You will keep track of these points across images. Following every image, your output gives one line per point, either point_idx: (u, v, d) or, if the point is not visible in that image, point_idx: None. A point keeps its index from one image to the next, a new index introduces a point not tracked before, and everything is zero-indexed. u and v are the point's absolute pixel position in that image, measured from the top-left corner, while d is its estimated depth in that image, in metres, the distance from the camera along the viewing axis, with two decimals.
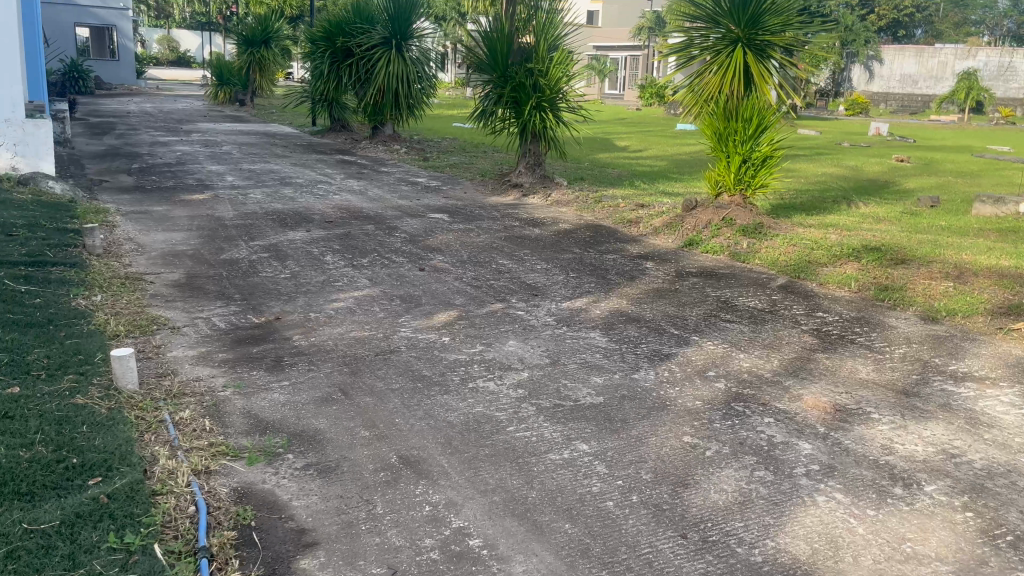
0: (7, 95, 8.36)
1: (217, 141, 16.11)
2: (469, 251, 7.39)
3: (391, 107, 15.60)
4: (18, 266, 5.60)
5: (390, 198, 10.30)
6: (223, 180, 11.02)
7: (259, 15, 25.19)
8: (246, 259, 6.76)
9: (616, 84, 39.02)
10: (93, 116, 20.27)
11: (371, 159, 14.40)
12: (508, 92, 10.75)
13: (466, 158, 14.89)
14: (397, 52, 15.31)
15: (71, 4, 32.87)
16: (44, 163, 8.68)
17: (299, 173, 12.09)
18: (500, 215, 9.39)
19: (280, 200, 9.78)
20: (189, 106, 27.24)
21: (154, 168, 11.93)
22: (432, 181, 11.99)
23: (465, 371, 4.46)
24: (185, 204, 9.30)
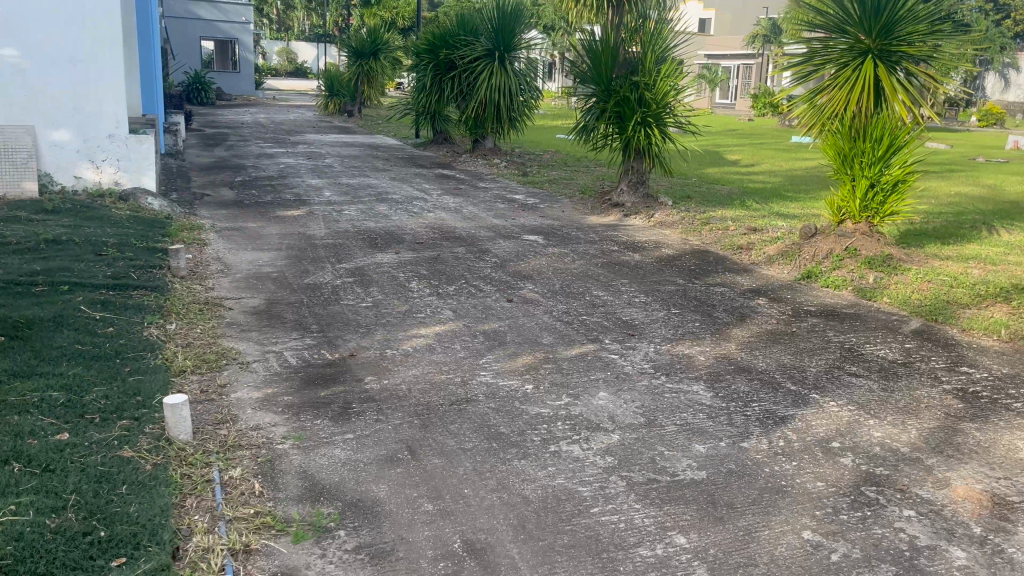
0: (112, 113, 8.51)
1: (321, 154, 16.25)
2: (562, 279, 6.90)
3: (493, 120, 15.27)
4: (99, 288, 5.49)
5: (485, 217, 9.94)
6: (320, 195, 10.95)
7: (369, 28, 25.55)
8: (329, 284, 6.50)
9: (727, 94, 37.73)
10: (209, 128, 20.99)
11: (470, 174, 14.14)
12: (611, 107, 10.20)
13: (567, 173, 14.39)
14: (500, 64, 15.01)
15: (197, 19, 34.45)
16: (146, 178, 8.76)
17: (396, 189, 11.92)
18: (598, 237, 8.85)
19: (373, 218, 9.57)
20: (301, 116, 27.98)
21: (256, 181, 12.03)
22: (530, 198, 11.57)
23: (547, 430, 3.97)
24: (280, 220, 9.21)
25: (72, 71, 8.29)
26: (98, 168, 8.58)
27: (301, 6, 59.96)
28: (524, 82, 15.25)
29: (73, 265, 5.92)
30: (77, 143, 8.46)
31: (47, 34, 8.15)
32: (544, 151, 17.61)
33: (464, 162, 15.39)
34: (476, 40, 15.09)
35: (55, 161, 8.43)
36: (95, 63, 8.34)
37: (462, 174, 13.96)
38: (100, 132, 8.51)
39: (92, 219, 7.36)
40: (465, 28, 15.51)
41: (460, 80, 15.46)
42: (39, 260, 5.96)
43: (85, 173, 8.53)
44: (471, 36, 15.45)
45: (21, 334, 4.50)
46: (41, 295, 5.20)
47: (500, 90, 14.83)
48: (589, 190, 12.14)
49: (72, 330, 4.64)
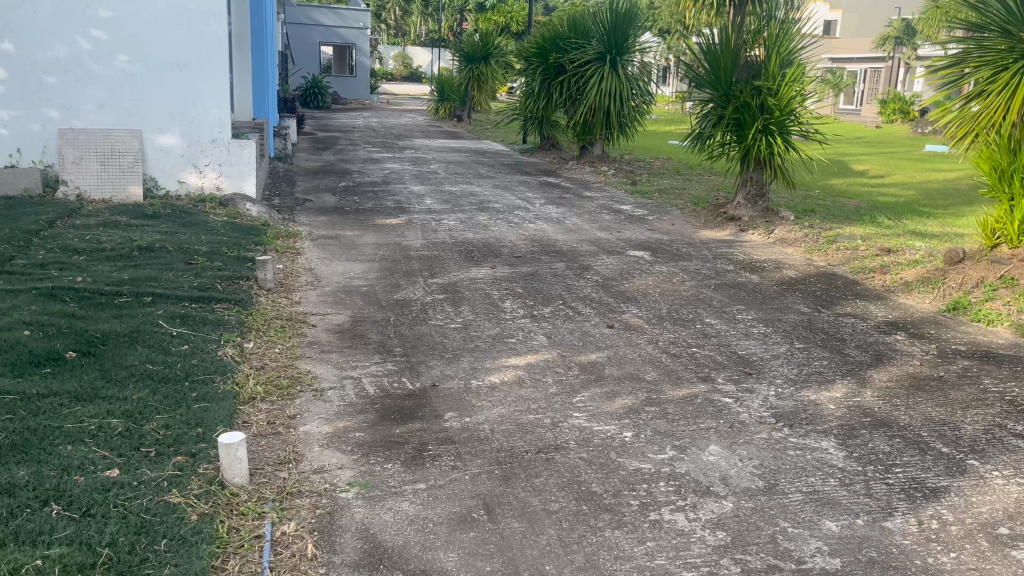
0: (215, 117, 8.50)
1: (427, 159, 16.12)
2: (670, 303, 6.29)
3: (602, 126, 14.70)
4: (182, 300, 5.30)
5: (588, 229, 9.41)
6: (421, 203, 10.71)
7: (481, 32, 25.45)
8: (419, 300, 6.14)
9: (853, 99, 35.67)
10: (321, 132, 21.36)
11: (576, 181, 13.63)
12: (729, 113, 9.47)
13: (678, 182, 13.65)
14: (612, 68, 14.44)
15: (317, 25, 35.43)
16: (247, 184, 8.71)
17: (499, 197, 11.56)
18: (710, 254, 8.17)
19: (472, 228, 9.22)
20: (412, 121, 28.23)
21: (359, 188, 11.94)
22: (638, 210, 10.95)
23: (647, 492, 3.41)
24: (377, 229, 8.99)
25: (178, 75, 8.33)
26: (201, 172, 8.58)
27: (418, 12, 61.03)
28: (636, 86, 14.61)
29: (161, 275, 5.78)
30: (182, 147, 8.47)
31: (156, 39, 8.20)
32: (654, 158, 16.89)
33: (570, 169, 14.90)
34: (587, 43, 14.58)
35: (160, 165, 8.47)
36: (201, 67, 8.35)
37: (568, 182, 13.48)
38: (204, 137, 8.51)
39: (189, 225, 7.31)
40: (576, 32, 15.02)
41: (569, 84, 14.98)
42: (130, 269, 5.86)
43: (189, 178, 8.55)
44: (582, 39, 14.94)
45: (93, 350, 4.31)
46: (123, 307, 5.04)
47: (610, 95, 14.25)
48: (701, 202, 11.38)
49: (145, 348, 4.42)
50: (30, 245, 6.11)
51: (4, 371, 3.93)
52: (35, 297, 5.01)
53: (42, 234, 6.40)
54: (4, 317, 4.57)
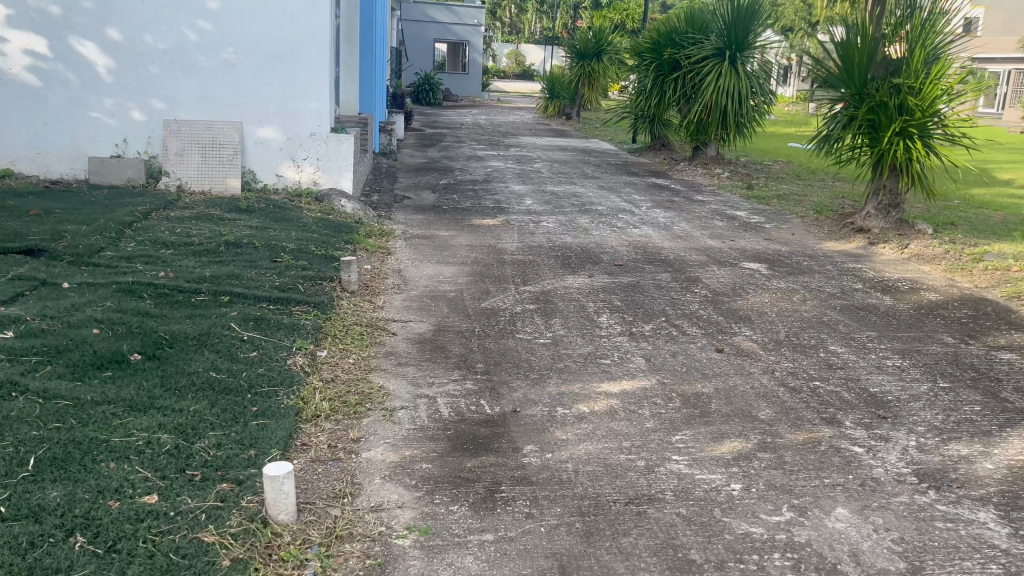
0: (315, 110, 8.32)
1: (532, 158, 15.72)
2: (787, 325, 5.62)
3: (718, 126, 13.87)
4: (259, 302, 5.05)
5: (698, 237, 8.74)
6: (521, 204, 10.30)
7: (594, 28, 24.86)
8: (508, 310, 5.70)
9: (995, 102, 33.02)
10: (429, 128, 21.35)
11: (686, 184, 12.91)
12: (862, 114, 8.58)
13: (798, 188, 12.69)
14: (731, 64, 13.61)
15: (432, 22, 35.67)
16: (344, 179, 8.52)
17: (603, 199, 11.00)
18: (835, 269, 7.37)
19: (572, 232, 8.72)
20: (521, 118, 27.95)
21: (460, 185, 11.65)
22: (753, 217, 10.16)
23: (758, 565, 2.83)
24: (473, 229, 8.63)
25: (279, 68, 8.19)
26: (298, 166, 8.44)
27: (532, 9, 60.85)
28: (756, 84, 13.71)
29: (243, 273, 5.57)
30: (281, 140, 8.35)
31: (260, 30, 8.08)
32: (772, 161, 15.89)
33: (681, 171, 14.16)
34: (705, 38, 13.78)
35: (259, 159, 8.38)
36: (303, 59, 8.18)
37: (678, 184, 12.78)
38: (303, 130, 8.35)
39: (281, 221, 7.14)
40: (693, 26, 14.24)
41: (683, 82, 14.21)
42: (213, 266, 5.68)
43: (286, 171, 8.44)
44: (700, 34, 14.15)
45: (158, 354, 4.06)
46: (198, 307, 4.82)
47: (728, 93, 13.41)
48: (824, 210, 10.46)
49: (212, 354, 4.15)
50: (120, 236, 6.04)
51: (63, 373, 3.72)
52: (113, 291, 4.85)
53: (134, 225, 6.33)
54: (76, 313, 4.39)
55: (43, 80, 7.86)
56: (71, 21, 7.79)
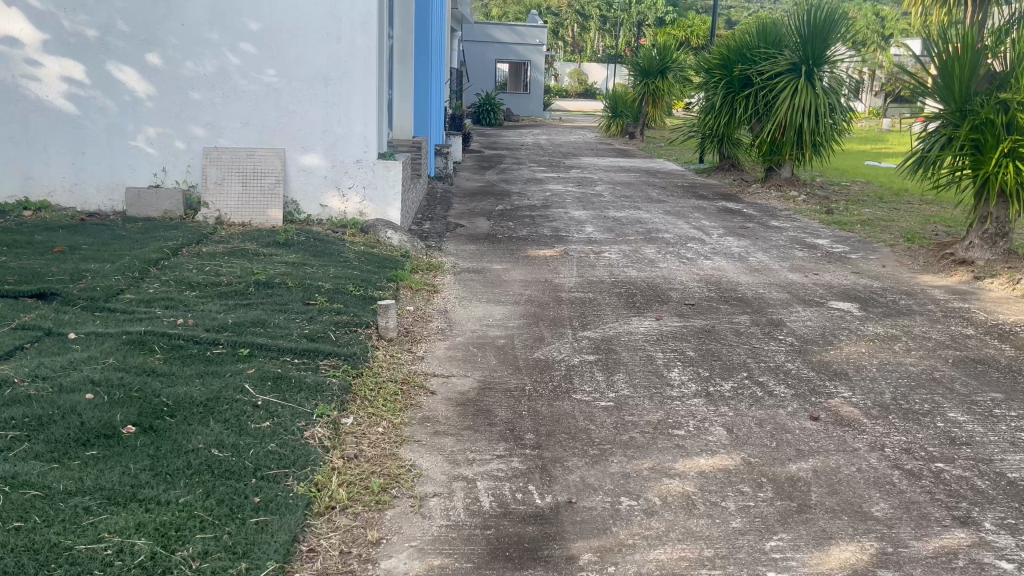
0: (361, 135, 7.84)
1: (594, 180, 15.03)
2: (892, 383, 4.78)
3: (794, 145, 12.94)
4: (282, 355, 4.50)
5: (777, 270, 7.91)
6: (581, 232, 9.61)
7: (658, 45, 24.11)
8: (565, 362, 5.01)
9: None
10: (489, 150, 20.90)
11: (759, 208, 12.04)
12: (964, 133, 7.59)
13: (883, 212, 11.68)
14: (807, 80, 12.70)
15: (494, 42, 35.42)
16: (392, 209, 8.01)
17: (670, 226, 10.23)
18: (939, 310, 6.46)
19: (636, 264, 7.99)
20: (583, 138, 27.31)
21: (517, 211, 11.04)
22: (838, 246, 9.25)
23: None
24: (529, 262, 7.98)
25: (324, 91, 7.73)
26: (344, 195, 7.96)
27: (595, 27, 60.32)
28: (836, 99, 12.76)
29: (271, 319, 5.03)
30: (325, 168, 7.88)
31: (303, 51, 7.65)
32: (852, 183, 14.85)
33: (753, 194, 13.27)
34: (779, 52, 12.91)
35: (302, 188, 7.92)
36: (348, 81, 7.72)
37: (751, 208, 11.92)
38: (348, 156, 7.88)
39: (320, 256, 6.63)
40: (766, 40, 13.38)
41: (756, 98, 13.34)
42: (239, 310, 5.16)
43: (331, 201, 7.96)
44: (773, 48, 13.29)
45: (155, 426, 3.51)
46: (212, 363, 4.29)
47: (805, 110, 12.50)
48: (917, 238, 9.48)
49: (217, 425, 3.58)
50: (145, 276, 5.59)
51: (40, 453, 3.18)
52: (121, 345, 4.35)
53: (161, 264, 5.89)
54: (72, 372, 3.89)
55: (80, 107, 7.57)
56: (109, 45, 7.49)
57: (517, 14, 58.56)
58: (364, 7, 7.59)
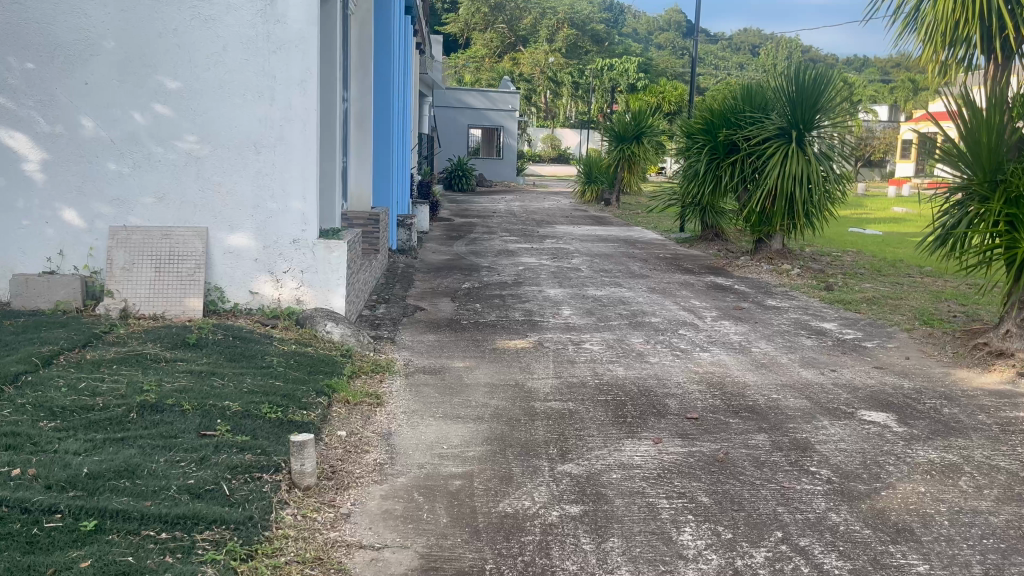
0: (299, 211, 6.72)
1: (570, 251, 13.96)
2: (976, 547, 3.58)
3: (784, 215, 12.03)
4: (144, 527, 3.22)
5: (785, 364, 6.78)
6: (557, 316, 8.44)
7: (633, 110, 23.47)
8: (539, 517, 3.76)
9: None
10: (459, 218, 19.91)
11: (752, 283, 11.00)
12: (997, 208, 6.61)
13: (887, 288, 10.69)
14: (798, 145, 11.86)
15: (466, 107, 34.87)
16: (335, 296, 6.83)
17: (657, 307, 9.11)
18: (993, 423, 5.32)
19: (623, 358, 6.80)
20: (557, 204, 26.46)
21: (485, 290, 9.88)
22: (848, 331, 8.16)
23: None
24: (497, 357, 6.77)
25: (255, 160, 6.64)
26: (278, 280, 6.79)
27: (567, 93, 60.50)
28: (829, 166, 11.89)
29: (145, 463, 3.77)
30: (256, 249, 6.72)
31: (230, 113, 6.57)
32: (845, 255, 13.94)
33: (742, 267, 12.25)
34: (767, 116, 12.07)
35: (229, 272, 6.74)
36: (283, 148, 6.64)
37: (742, 284, 10.88)
38: (283, 235, 6.73)
39: (236, 361, 5.40)
40: (751, 102, 12.56)
41: (742, 165, 12.46)
42: (105, 450, 3.90)
43: (262, 287, 6.78)
44: (759, 112, 12.48)
45: None
46: (35, 547, 3.01)
47: (796, 178, 11.61)
48: (934, 321, 8.44)
49: None
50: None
51: None
52: None
53: (22, 379, 4.63)
54: None
55: None
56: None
57: (490, 80, 58.62)
58: (302, 63, 6.55)
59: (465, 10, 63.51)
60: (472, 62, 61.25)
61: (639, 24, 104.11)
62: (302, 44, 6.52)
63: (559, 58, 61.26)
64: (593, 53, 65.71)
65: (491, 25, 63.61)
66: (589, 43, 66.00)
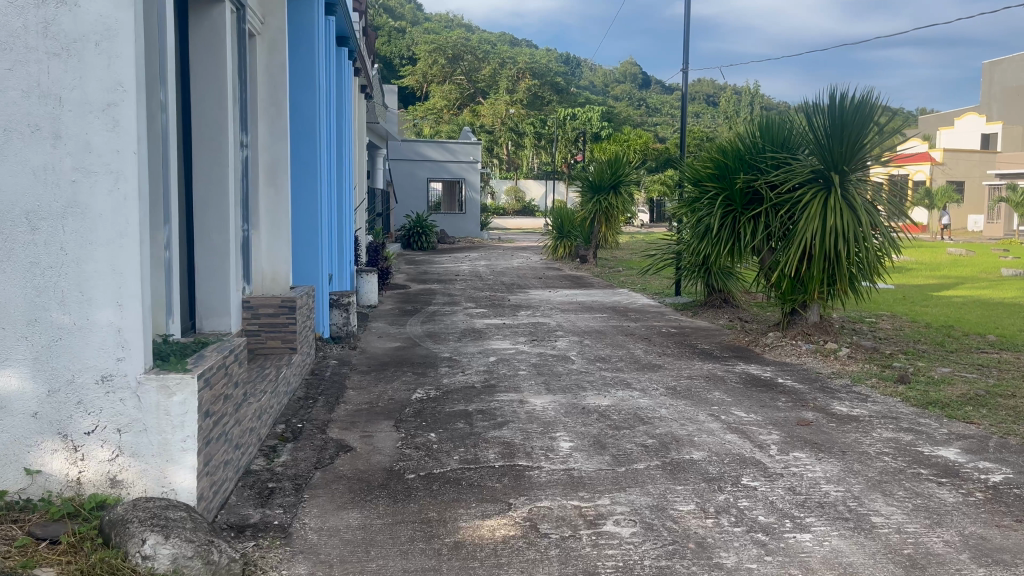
0: (109, 325, 3.89)
1: (551, 328, 11.20)
2: None
3: (823, 282, 9.47)
4: None
5: (946, 558, 4.02)
6: (551, 454, 5.61)
7: (607, 157, 21.13)
8: None
9: None
10: (417, 285, 17.16)
11: (799, 374, 8.32)
12: None
13: (980, 378, 8.05)
14: (840, 192, 9.31)
15: (424, 159, 32.40)
16: (177, 470, 3.98)
17: (691, 427, 6.32)
18: None
19: (677, 560, 3.97)
20: (527, 262, 23.85)
21: (445, 403, 7.03)
22: (987, 465, 5.45)
23: None
24: (461, 569, 3.90)
25: (27, 241, 3.84)
26: (76, 449, 3.92)
27: (530, 144, 58.58)
28: (877, 218, 9.37)
29: None
30: (34, 395, 3.86)
31: None
32: (888, 327, 11.40)
33: (775, 347, 9.57)
34: (796, 157, 9.60)
35: None
36: (77, 219, 3.85)
37: (786, 376, 8.18)
38: (83, 370, 3.88)
39: None
40: (773, 140, 10.10)
41: (766, 218, 9.92)
42: None
43: (48, 462, 3.90)
44: (783, 151, 10.00)
45: None
46: None
47: (840, 235, 9.08)
48: None
49: None
50: None
51: None
52: None
53: None
54: None
55: None
56: None
57: (449, 132, 56.55)
58: (104, 74, 3.83)
59: (422, 62, 61.71)
60: (431, 115, 59.24)
61: (597, 76, 103.92)
62: (104, 43, 3.82)
63: (520, 109, 59.52)
64: (554, 103, 64.21)
65: (448, 78, 61.82)
66: (550, 93, 64.50)
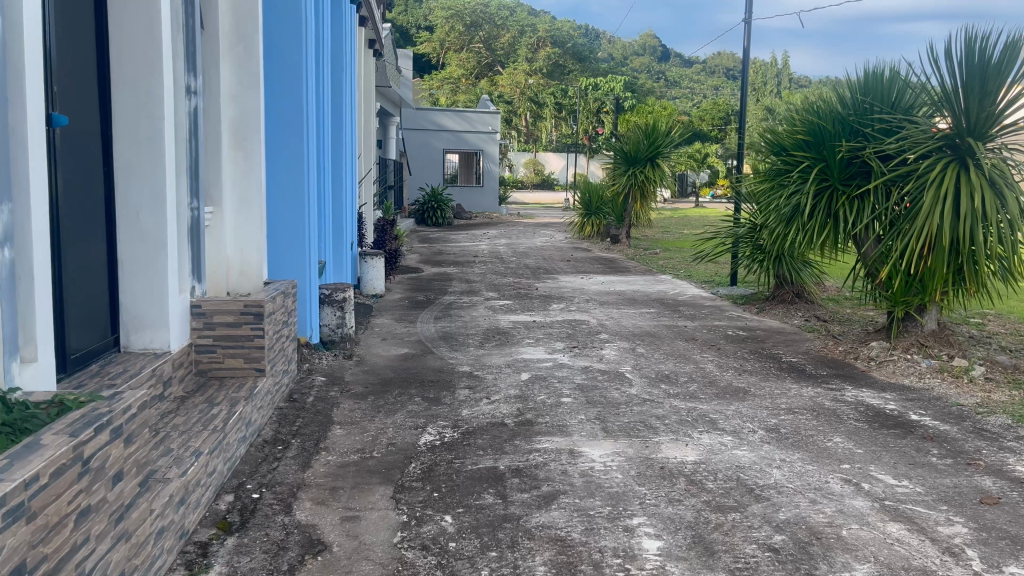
0: None
1: (593, 329, 9.17)
2: None
3: (948, 279, 7.30)
4: None
5: None
6: (633, 568, 3.59)
7: (644, 125, 19.02)
8: None
9: None
10: (433, 268, 15.16)
11: (937, 406, 6.25)
12: None
13: None
14: (977, 165, 7.12)
15: (440, 129, 30.29)
16: None
17: (828, 508, 4.28)
18: None
19: None
20: (552, 241, 21.80)
21: (466, 455, 5.01)
22: None
23: None
24: None
25: None
26: None
27: (550, 114, 56.17)
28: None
29: None
30: None
31: None
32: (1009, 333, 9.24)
33: (885, 363, 7.45)
34: (915, 118, 7.45)
35: None
36: None
37: (920, 411, 6.10)
38: None
39: None
40: (884, 97, 7.86)
41: (875, 197, 7.76)
42: None
43: None
44: (898, 110, 7.77)
45: None
46: None
47: (980, 221, 6.92)
48: None
49: None
50: None
51: None
52: None
53: None
54: None
55: None
56: None
57: (467, 101, 54.24)
58: None
59: (439, 28, 59.20)
60: (448, 84, 57.05)
61: (619, 47, 100.85)
62: None
63: (541, 78, 57.10)
64: (576, 73, 61.71)
65: (466, 45, 59.38)
66: (571, 61, 61.89)
